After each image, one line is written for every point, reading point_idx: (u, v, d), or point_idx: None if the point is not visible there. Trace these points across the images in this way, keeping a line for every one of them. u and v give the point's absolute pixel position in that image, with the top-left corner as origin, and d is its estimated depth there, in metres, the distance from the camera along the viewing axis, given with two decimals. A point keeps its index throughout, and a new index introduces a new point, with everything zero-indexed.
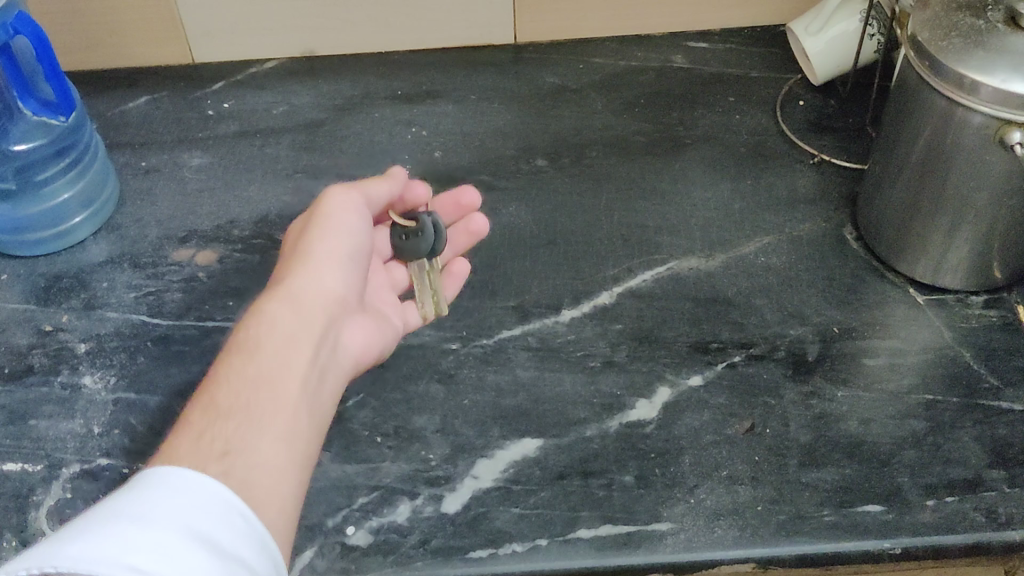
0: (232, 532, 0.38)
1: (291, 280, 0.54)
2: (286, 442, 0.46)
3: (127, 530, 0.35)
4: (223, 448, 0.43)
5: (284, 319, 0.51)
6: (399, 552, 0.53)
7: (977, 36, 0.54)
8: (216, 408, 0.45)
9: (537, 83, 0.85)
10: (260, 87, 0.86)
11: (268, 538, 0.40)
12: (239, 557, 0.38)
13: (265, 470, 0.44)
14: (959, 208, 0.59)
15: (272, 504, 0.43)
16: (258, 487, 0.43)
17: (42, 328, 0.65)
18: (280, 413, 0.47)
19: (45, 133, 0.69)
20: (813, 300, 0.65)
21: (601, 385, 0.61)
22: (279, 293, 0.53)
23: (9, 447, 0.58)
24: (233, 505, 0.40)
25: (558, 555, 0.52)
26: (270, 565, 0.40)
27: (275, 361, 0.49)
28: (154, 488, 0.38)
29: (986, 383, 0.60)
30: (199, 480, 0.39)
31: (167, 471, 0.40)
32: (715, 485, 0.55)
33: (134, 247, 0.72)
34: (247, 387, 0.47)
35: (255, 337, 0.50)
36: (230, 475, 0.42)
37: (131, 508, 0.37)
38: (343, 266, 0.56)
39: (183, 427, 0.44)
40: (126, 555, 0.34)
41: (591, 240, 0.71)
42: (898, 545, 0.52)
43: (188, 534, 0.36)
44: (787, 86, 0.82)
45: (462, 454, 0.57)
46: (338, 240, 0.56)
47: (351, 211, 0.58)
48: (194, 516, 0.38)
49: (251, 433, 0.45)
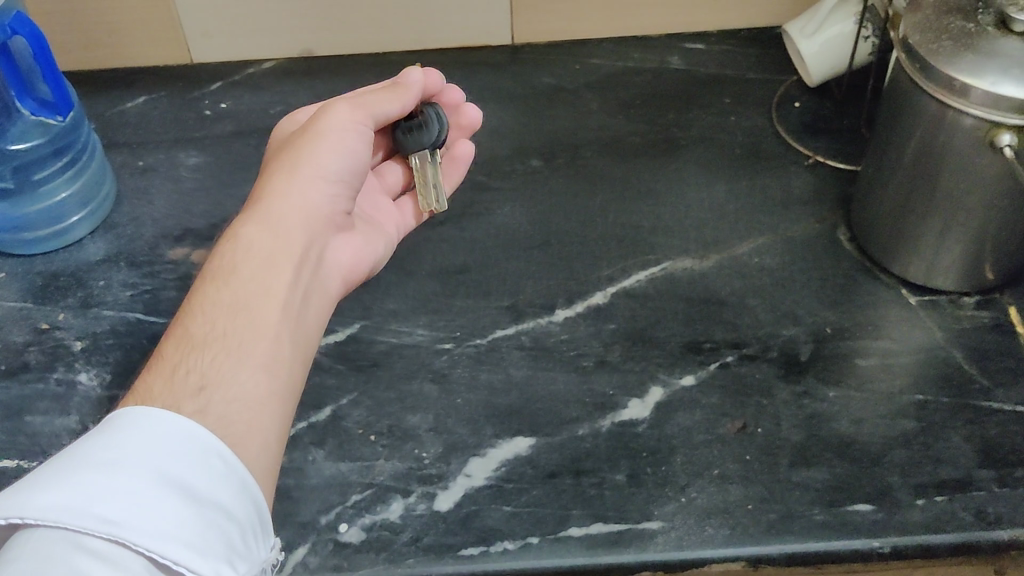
0: (206, 475, 0.39)
1: (270, 202, 0.52)
2: (268, 368, 0.46)
3: (97, 479, 0.37)
4: (198, 383, 0.43)
5: (263, 242, 0.50)
6: (391, 550, 0.53)
7: (967, 39, 0.54)
8: (190, 340, 0.45)
9: (533, 84, 0.85)
10: (258, 87, 0.86)
11: (247, 479, 0.41)
12: (213, 500, 0.39)
13: (245, 401, 0.44)
14: (950, 209, 0.59)
15: (253, 436, 0.43)
16: (236, 424, 0.43)
17: (39, 326, 0.66)
18: (258, 338, 0.46)
19: (43, 132, 0.70)
20: (806, 301, 0.66)
21: (594, 384, 0.61)
22: (256, 215, 0.51)
23: (5, 443, 0.58)
24: (208, 444, 0.40)
25: (549, 553, 0.53)
26: (251, 502, 0.41)
27: (252, 283, 0.48)
28: (126, 428, 0.39)
29: (977, 383, 0.60)
30: (173, 420, 0.40)
31: (142, 410, 0.40)
32: (706, 484, 0.55)
33: (131, 246, 0.72)
34: (223, 314, 0.47)
35: (231, 261, 0.49)
36: (206, 414, 0.42)
37: (102, 452, 0.38)
38: (331, 187, 0.54)
39: (158, 361, 0.45)
40: (94, 505, 0.36)
41: (585, 240, 0.71)
42: (887, 543, 0.52)
43: (158, 481, 0.38)
44: (783, 88, 0.82)
45: (455, 453, 0.58)
46: (330, 161, 0.54)
47: (348, 130, 0.55)
48: (166, 459, 0.39)
49: (228, 363, 0.45)
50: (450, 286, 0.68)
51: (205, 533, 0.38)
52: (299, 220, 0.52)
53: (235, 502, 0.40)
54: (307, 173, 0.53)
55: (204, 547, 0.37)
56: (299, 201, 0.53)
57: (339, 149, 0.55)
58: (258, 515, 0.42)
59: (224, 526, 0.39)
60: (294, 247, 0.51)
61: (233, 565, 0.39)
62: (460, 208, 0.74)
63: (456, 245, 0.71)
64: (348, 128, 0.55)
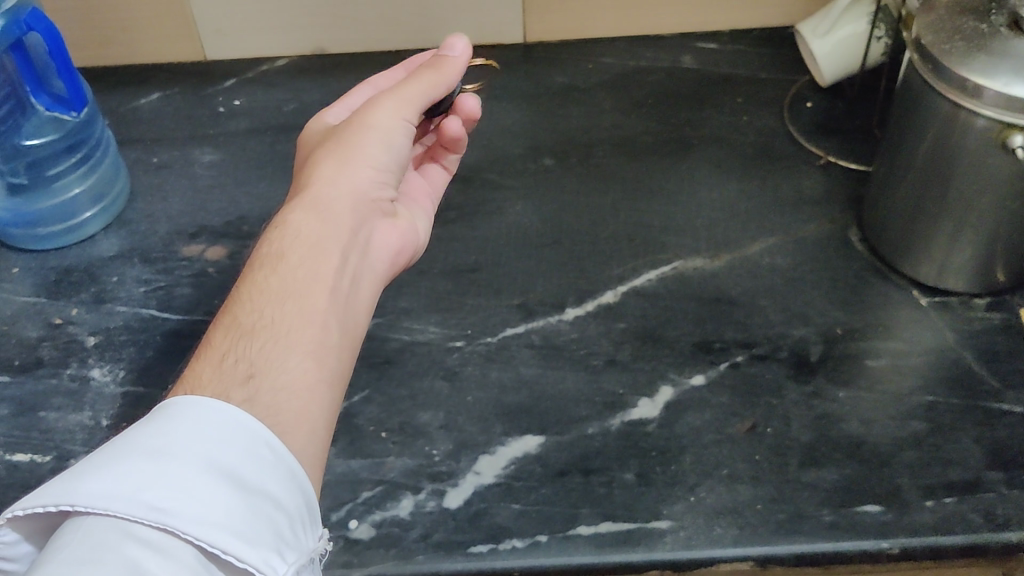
0: (255, 465, 0.38)
1: (315, 191, 0.53)
2: (315, 355, 0.45)
3: (145, 465, 0.36)
4: (247, 370, 0.43)
5: (308, 230, 0.50)
6: (400, 546, 0.54)
7: (980, 40, 0.54)
8: (238, 328, 0.45)
9: (546, 83, 0.85)
10: (271, 84, 0.86)
11: (295, 468, 0.40)
12: (262, 491, 0.38)
13: (292, 389, 0.43)
14: (963, 209, 0.59)
15: (302, 423, 0.43)
16: (285, 412, 0.42)
17: (53, 321, 0.66)
18: (306, 325, 0.46)
19: (56, 127, 0.70)
20: (817, 301, 0.66)
21: (604, 383, 0.61)
22: (303, 203, 0.52)
23: (19, 438, 0.59)
24: (258, 434, 0.39)
25: (558, 551, 0.53)
26: (300, 493, 0.40)
27: (301, 271, 0.48)
28: (175, 419, 0.38)
29: (988, 385, 0.60)
30: (222, 410, 0.39)
31: (191, 401, 0.39)
32: (715, 484, 0.56)
33: (144, 242, 0.72)
34: (271, 301, 0.46)
35: (277, 250, 0.49)
36: (255, 402, 0.42)
37: (151, 441, 0.37)
38: (374, 175, 0.55)
39: (206, 349, 0.45)
40: (142, 493, 0.35)
41: (597, 240, 0.71)
42: (896, 544, 0.52)
43: (208, 467, 0.37)
44: (795, 88, 0.82)
45: (464, 450, 0.58)
46: (371, 149, 0.54)
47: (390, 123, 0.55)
48: (215, 448, 0.38)
49: (277, 351, 0.44)
50: (461, 285, 0.68)
51: (256, 523, 0.36)
52: (343, 208, 0.52)
53: (286, 493, 0.39)
54: (350, 162, 0.54)
55: (254, 537, 0.36)
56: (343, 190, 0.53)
57: (381, 138, 0.55)
58: (308, 508, 0.40)
59: (275, 516, 0.38)
60: (339, 236, 0.51)
61: (283, 555, 0.37)
62: (471, 206, 0.75)
63: (468, 244, 0.72)
64: (389, 117, 0.55)
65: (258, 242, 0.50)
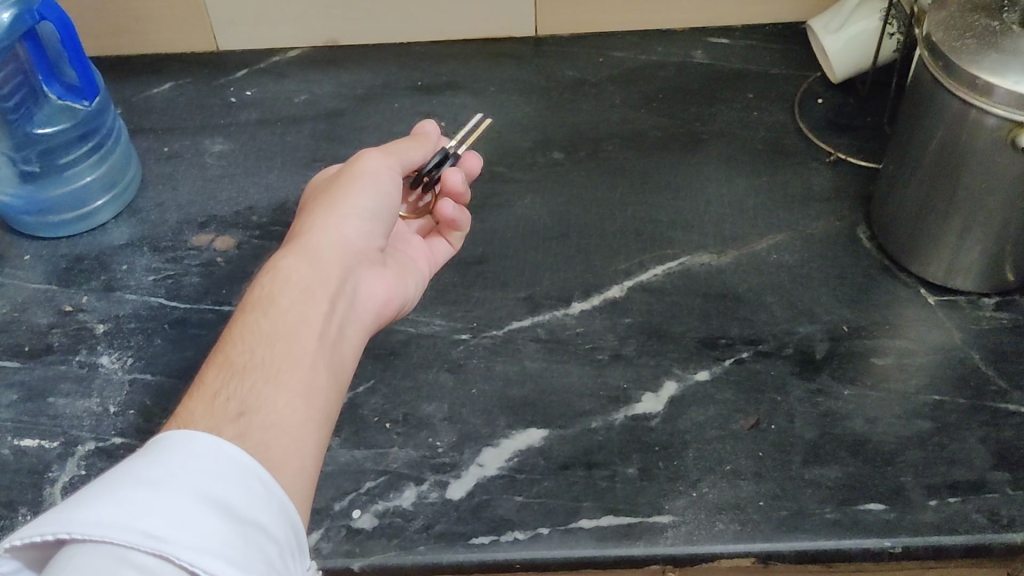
0: (246, 497, 0.39)
1: (308, 238, 0.54)
2: (304, 394, 0.46)
3: (141, 496, 0.36)
4: (238, 408, 0.44)
5: (298, 275, 0.52)
6: (403, 537, 0.54)
7: (992, 37, 0.54)
8: (231, 367, 0.46)
9: (556, 76, 0.85)
10: (283, 75, 0.87)
11: (284, 500, 0.41)
12: (253, 520, 0.38)
13: (282, 425, 0.44)
14: (972, 209, 0.59)
15: (292, 457, 0.43)
16: (274, 447, 0.43)
17: (63, 308, 0.67)
18: (296, 366, 0.47)
19: (69, 117, 0.70)
20: (824, 299, 0.65)
21: (608, 378, 0.61)
22: (295, 250, 0.53)
23: (27, 423, 0.59)
24: (248, 468, 0.40)
25: (559, 544, 0.53)
26: (288, 527, 0.40)
27: (291, 314, 0.49)
28: (169, 453, 0.39)
29: (994, 385, 0.60)
30: (214, 445, 0.40)
31: (183, 436, 0.40)
32: (718, 480, 0.56)
33: (155, 231, 0.73)
34: (262, 343, 0.48)
35: (270, 293, 0.51)
36: (246, 437, 0.43)
37: (145, 472, 0.37)
38: (364, 223, 0.56)
39: (198, 387, 0.45)
40: (138, 521, 0.35)
41: (604, 234, 0.71)
42: (898, 543, 0.52)
43: (201, 498, 0.37)
44: (807, 84, 0.82)
45: (469, 443, 0.58)
46: (365, 199, 0.57)
47: (382, 174, 0.58)
48: (208, 480, 0.38)
49: (266, 389, 0.45)
50: (468, 277, 0.69)
51: (248, 550, 0.37)
52: (333, 254, 0.54)
53: (275, 525, 0.39)
54: (344, 207, 0.56)
55: (247, 563, 0.36)
56: (333, 236, 0.55)
57: (374, 185, 0.57)
58: (294, 537, 0.41)
59: (266, 544, 0.38)
60: (328, 283, 0.52)
61: None
62: (479, 198, 0.75)
63: (475, 236, 0.72)
64: (379, 166, 0.58)
65: (251, 285, 0.52)
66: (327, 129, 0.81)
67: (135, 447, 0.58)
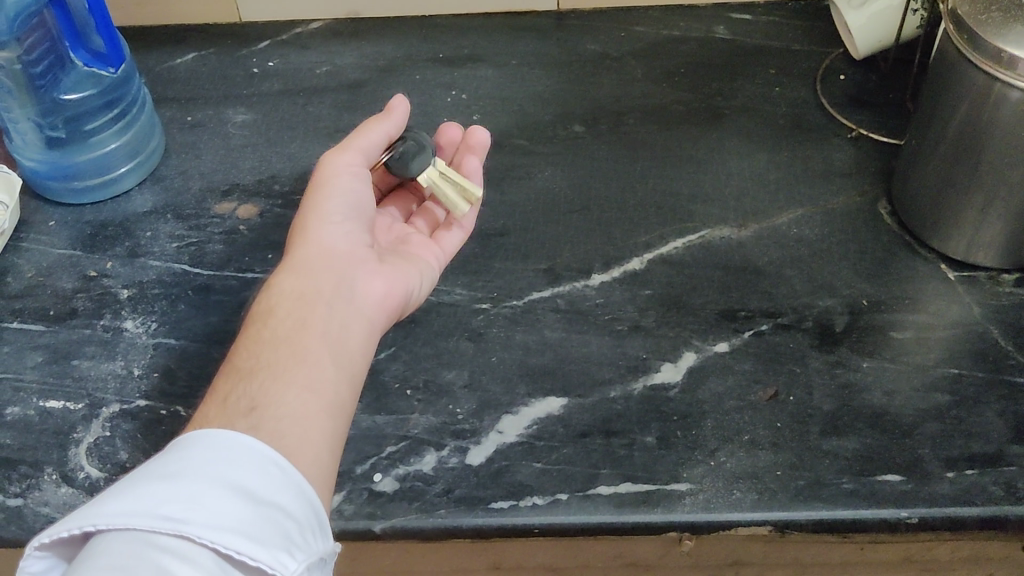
0: (265, 481, 0.39)
1: (291, 255, 0.55)
2: (312, 388, 0.47)
3: (161, 487, 0.37)
4: (249, 405, 0.45)
5: (289, 284, 0.53)
6: (423, 500, 0.54)
7: (1016, 11, 0.54)
8: (239, 372, 0.47)
9: (577, 50, 0.85)
10: (305, 46, 0.87)
11: (304, 483, 0.41)
12: (274, 502, 0.39)
13: (295, 417, 0.45)
14: (994, 185, 0.59)
15: (306, 447, 0.44)
16: (288, 436, 0.44)
17: (87, 274, 0.67)
18: (300, 364, 0.48)
19: (95, 83, 0.71)
20: (843, 273, 0.66)
21: (627, 348, 0.62)
22: (284, 269, 0.54)
23: (53, 384, 0.60)
24: (267, 455, 0.41)
25: (579, 509, 0.53)
26: (312, 509, 0.41)
27: (290, 321, 0.50)
28: (188, 448, 0.40)
29: (1014, 360, 0.60)
30: (231, 437, 0.41)
31: (202, 433, 0.41)
32: (736, 449, 0.56)
33: (178, 199, 0.73)
34: (265, 348, 0.49)
35: (268, 307, 0.52)
36: (258, 428, 0.44)
37: (164, 466, 0.38)
38: (341, 229, 0.57)
39: (211, 393, 0.47)
40: (159, 508, 0.36)
41: (624, 207, 0.71)
42: (915, 514, 0.53)
43: (220, 483, 0.38)
44: (828, 60, 0.82)
45: (488, 410, 0.59)
46: (334, 204, 0.56)
47: (346, 172, 0.57)
48: (226, 468, 0.39)
49: (275, 385, 0.46)
50: (489, 248, 0.69)
51: (268, 527, 0.37)
52: (323, 258, 0.55)
53: (296, 505, 0.40)
54: (316, 221, 0.56)
55: (268, 539, 0.37)
56: (315, 247, 0.55)
57: (337, 190, 0.57)
58: (320, 517, 0.41)
59: (287, 521, 0.38)
60: (317, 290, 0.52)
61: (297, 556, 0.38)
62: (501, 169, 0.75)
63: (495, 207, 0.72)
64: (338, 166, 0.57)
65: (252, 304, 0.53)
66: (349, 101, 0.81)
67: (160, 410, 0.58)
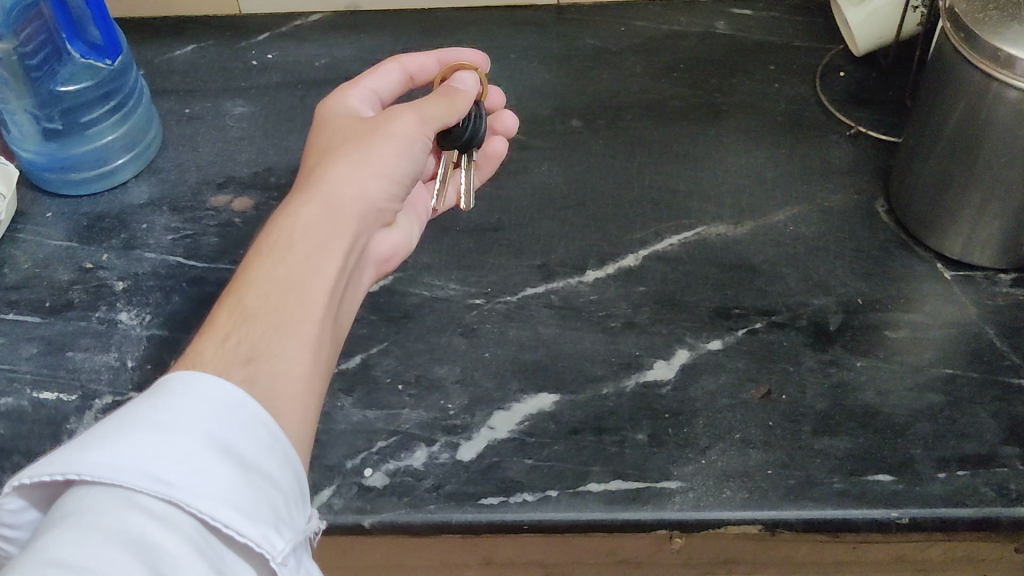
0: (253, 443, 0.39)
1: (328, 190, 0.52)
2: (314, 347, 0.46)
3: (149, 438, 0.36)
4: (248, 353, 0.43)
5: (311, 228, 0.50)
6: (412, 495, 0.54)
7: (1014, 10, 0.54)
8: (243, 311, 0.45)
9: (576, 44, 0.85)
10: (305, 39, 0.87)
11: (289, 447, 0.41)
12: (260, 468, 0.38)
13: (292, 374, 0.44)
14: (991, 184, 0.59)
15: (296, 406, 0.43)
16: (282, 394, 0.43)
17: (83, 266, 0.68)
18: (306, 317, 0.46)
19: (92, 75, 0.71)
20: (839, 271, 0.65)
21: (620, 344, 0.62)
22: (315, 199, 0.52)
23: (46, 376, 0.60)
24: (256, 412, 0.40)
25: (568, 506, 0.53)
26: (293, 475, 0.40)
27: (306, 265, 0.48)
28: (177, 394, 0.39)
29: (1008, 360, 0.60)
30: (222, 387, 0.39)
31: (192, 377, 0.40)
32: (727, 447, 0.56)
33: (174, 192, 0.73)
34: (274, 288, 0.46)
35: (287, 240, 0.49)
36: (254, 382, 0.42)
37: (153, 415, 0.37)
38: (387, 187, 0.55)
39: (208, 328, 0.45)
40: (147, 465, 0.35)
41: (621, 202, 0.71)
42: (906, 514, 0.52)
43: (209, 443, 0.37)
44: (829, 57, 0.82)
45: (480, 405, 0.59)
46: (389, 163, 0.55)
47: (413, 139, 0.56)
48: (216, 425, 0.38)
49: (279, 339, 0.45)
50: (483, 243, 0.69)
51: (255, 498, 0.37)
52: (352, 213, 0.53)
53: (281, 472, 0.39)
54: (369, 171, 0.54)
55: (253, 512, 0.37)
56: (355, 195, 0.53)
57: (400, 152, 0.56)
58: (298, 485, 0.41)
59: (271, 491, 0.38)
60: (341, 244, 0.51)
61: (280, 532, 0.38)
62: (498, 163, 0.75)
63: (491, 202, 0.72)
64: (412, 129, 0.56)
65: (267, 226, 0.50)
66: None
67: None
